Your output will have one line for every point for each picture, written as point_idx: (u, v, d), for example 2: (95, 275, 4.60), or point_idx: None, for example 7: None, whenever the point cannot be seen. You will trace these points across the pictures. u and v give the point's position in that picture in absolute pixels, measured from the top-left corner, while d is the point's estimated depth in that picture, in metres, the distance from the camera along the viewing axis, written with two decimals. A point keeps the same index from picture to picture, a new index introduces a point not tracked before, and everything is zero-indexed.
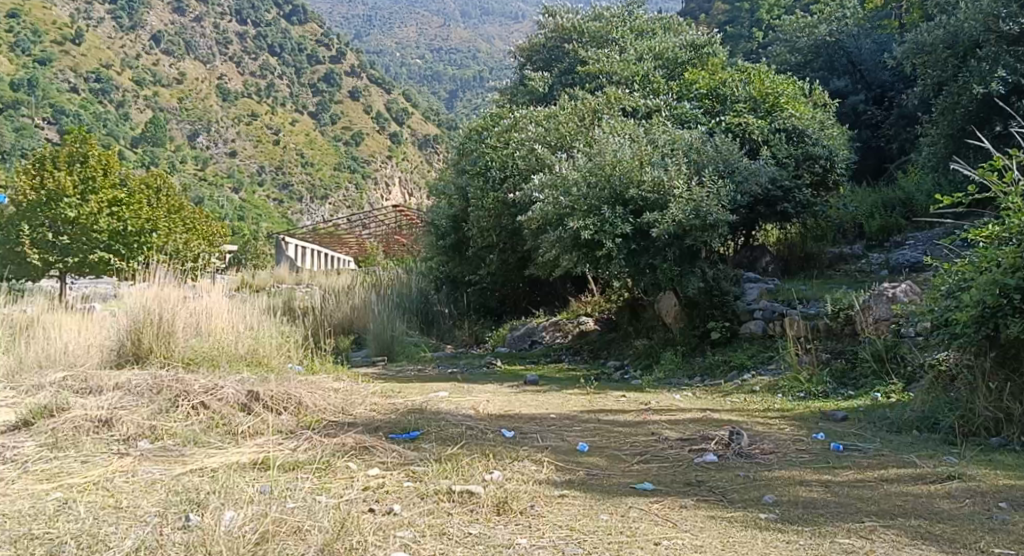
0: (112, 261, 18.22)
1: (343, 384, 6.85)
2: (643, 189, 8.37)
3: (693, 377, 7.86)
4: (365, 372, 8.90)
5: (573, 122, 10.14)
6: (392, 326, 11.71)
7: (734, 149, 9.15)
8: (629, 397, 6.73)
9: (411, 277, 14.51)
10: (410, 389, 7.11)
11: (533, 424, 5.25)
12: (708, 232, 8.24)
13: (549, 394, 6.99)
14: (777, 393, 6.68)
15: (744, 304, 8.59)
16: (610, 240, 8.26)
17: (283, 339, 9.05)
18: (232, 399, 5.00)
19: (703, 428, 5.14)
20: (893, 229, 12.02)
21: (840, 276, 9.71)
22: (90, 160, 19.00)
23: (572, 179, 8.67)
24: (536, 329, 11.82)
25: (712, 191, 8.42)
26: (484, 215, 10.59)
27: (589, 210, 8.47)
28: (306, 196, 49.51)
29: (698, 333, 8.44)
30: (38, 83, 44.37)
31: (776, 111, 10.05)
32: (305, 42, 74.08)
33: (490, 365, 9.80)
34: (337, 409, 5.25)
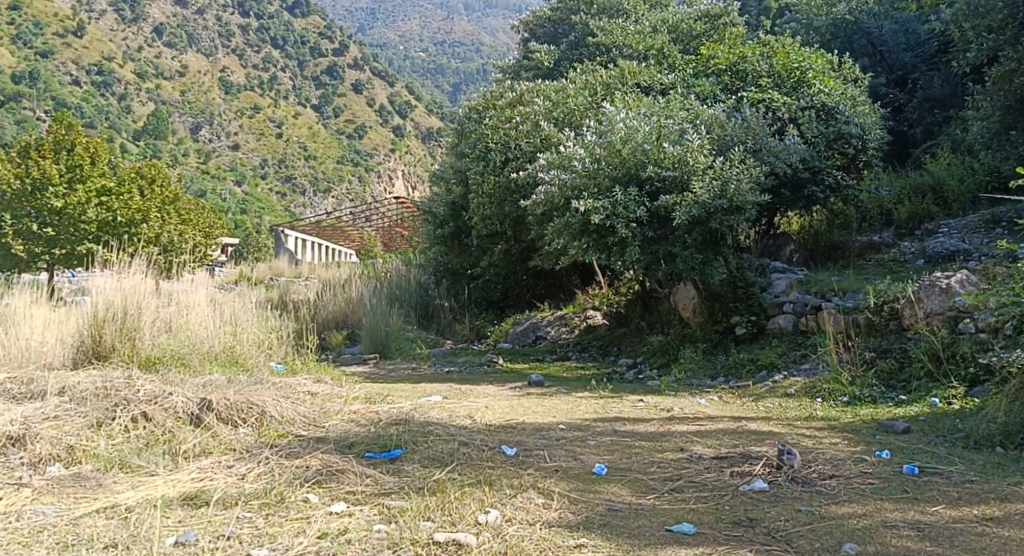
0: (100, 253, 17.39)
1: (322, 387, 6.04)
2: (662, 167, 7.59)
3: (716, 378, 7.07)
4: (354, 372, 8.09)
5: (581, 98, 9.33)
6: (387, 320, 10.93)
7: (760, 125, 8.33)
8: (648, 402, 5.91)
9: (410, 268, 13.73)
10: (399, 392, 6.31)
11: (537, 438, 4.45)
12: (733, 217, 7.45)
13: (556, 398, 6.20)
14: (815, 398, 5.89)
15: (771, 296, 7.77)
16: (622, 226, 7.46)
17: (265, 335, 8.24)
18: (179, 409, 4.18)
19: (740, 443, 4.34)
20: (924, 216, 11.20)
21: (873, 266, 8.90)
22: (77, 147, 18.23)
23: (579, 158, 7.87)
24: (540, 323, 11.03)
25: (738, 170, 7.62)
26: (486, 200, 9.79)
27: (600, 192, 7.68)
28: (309, 189, 48.73)
29: (721, 329, 7.64)
30: (39, 76, 43.76)
31: (802, 86, 9.18)
32: (307, 34, 73.24)
33: (491, 363, 8.99)
34: (307, 419, 4.45)
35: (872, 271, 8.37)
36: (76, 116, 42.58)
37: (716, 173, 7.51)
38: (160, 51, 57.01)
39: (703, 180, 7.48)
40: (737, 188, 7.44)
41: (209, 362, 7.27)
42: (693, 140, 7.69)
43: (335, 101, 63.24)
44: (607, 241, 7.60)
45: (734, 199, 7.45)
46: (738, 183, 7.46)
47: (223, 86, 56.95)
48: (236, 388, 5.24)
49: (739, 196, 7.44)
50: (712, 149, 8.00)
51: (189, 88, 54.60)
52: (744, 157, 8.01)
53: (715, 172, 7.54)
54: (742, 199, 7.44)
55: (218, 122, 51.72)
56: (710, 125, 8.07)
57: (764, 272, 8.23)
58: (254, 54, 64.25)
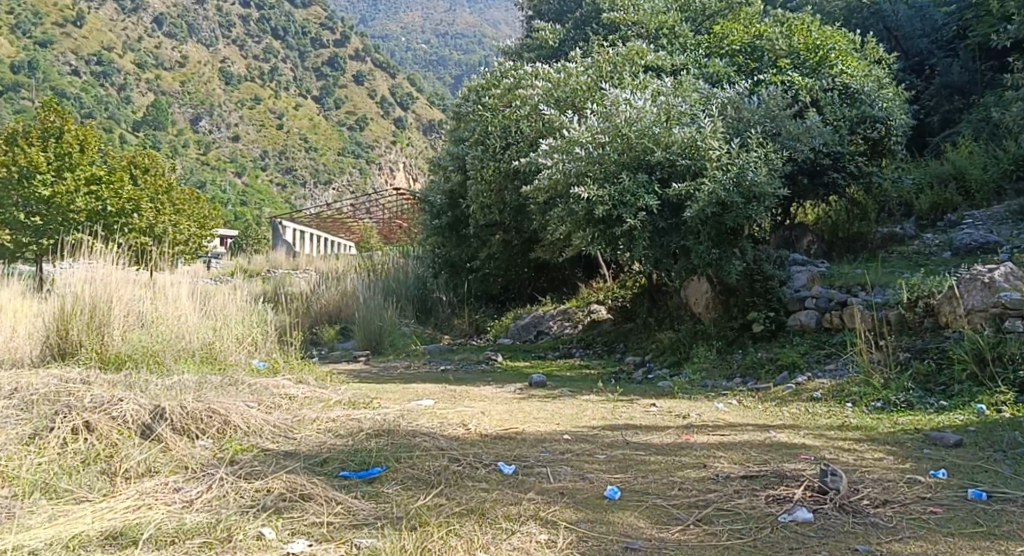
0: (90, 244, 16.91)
1: (302, 389, 5.51)
2: (673, 153, 7.05)
3: (732, 379, 6.57)
4: (343, 371, 7.56)
5: (587, 77, 8.73)
6: (381, 315, 10.43)
7: (780, 107, 7.75)
8: (660, 407, 5.38)
9: (408, 261, 13.20)
10: (389, 395, 5.78)
11: (539, 452, 3.91)
12: (751, 206, 6.91)
13: (560, 402, 5.67)
14: (845, 403, 5.37)
15: (790, 291, 7.24)
16: (630, 216, 6.91)
17: (247, 330, 7.68)
18: (128, 417, 3.62)
19: (770, 458, 3.82)
20: (947, 208, 10.65)
21: (897, 258, 8.37)
22: (66, 135, 17.62)
23: (584, 142, 7.31)
24: (542, 318, 10.51)
25: (757, 156, 7.06)
26: (484, 189, 9.26)
27: (606, 179, 7.14)
28: (309, 180, 48.19)
29: (737, 326, 7.13)
30: (38, 66, 43.38)
31: (823, 67, 8.65)
32: (308, 25, 72.48)
33: (489, 360, 8.47)
34: (278, 429, 3.91)
35: (898, 264, 7.83)
36: (75, 106, 42.20)
37: (733, 159, 6.96)
38: (161, 42, 56.54)
39: (718, 166, 6.93)
40: (756, 175, 6.89)
41: (182, 360, 6.76)
42: (708, 124, 7.12)
43: (337, 92, 62.54)
44: (614, 232, 7.06)
45: (752, 187, 6.90)
46: (757, 170, 6.91)
47: (223, 76, 56.42)
48: (206, 393, 4.70)
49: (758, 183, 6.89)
50: (727, 134, 7.44)
51: (189, 78, 54.06)
52: (762, 141, 7.45)
53: (731, 158, 6.98)
54: (761, 187, 6.89)
55: (219, 113, 51.19)
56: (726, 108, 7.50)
57: (783, 265, 7.70)
58: (254, 45, 63.63)
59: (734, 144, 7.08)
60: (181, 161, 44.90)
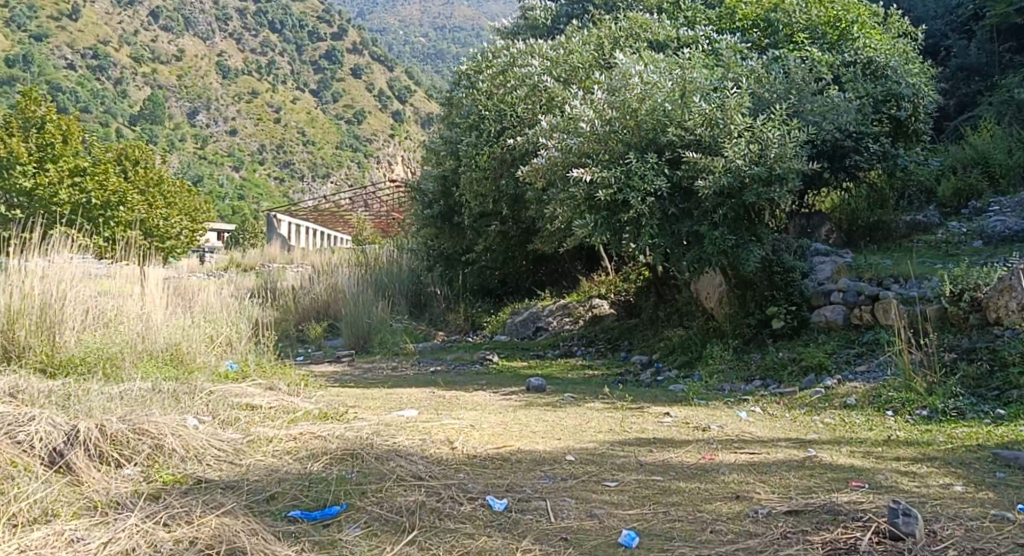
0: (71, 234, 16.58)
1: (268, 398, 4.86)
2: (685, 131, 6.40)
3: (751, 382, 5.95)
4: (322, 375, 6.87)
5: (587, 54, 8.07)
6: (369, 312, 9.80)
7: (805, 80, 7.19)
8: (676, 417, 4.75)
9: (402, 254, 12.54)
10: (367, 404, 5.13)
11: (537, 479, 3.26)
12: (772, 188, 6.25)
13: (562, 412, 5.03)
14: (885, 412, 4.73)
15: (813, 284, 6.62)
16: (638, 200, 6.26)
17: (213, 333, 6.95)
18: (35, 441, 2.97)
19: (817, 486, 3.18)
20: (972, 194, 9.95)
21: (925, 248, 7.71)
22: (47, 125, 17.81)
23: (587, 120, 6.67)
24: (541, 313, 9.87)
25: (781, 133, 6.39)
26: (479, 175, 8.63)
27: (612, 159, 6.52)
28: (309, 174, 46.26)
29: (755, 322, 6.52)
30: (33, 59, 42.88)
31: (845, 41, 8.19)
32: (305, 18, 71.51)
33: (484, 360, 7.83)
34: (224, 452, 3.26)
35: (928, 254, 7.18)
36: (70, 101, 41.70)
37: (753, 136, 6.30)
38: (157, 36, 56.00)
39: (736, 144, 6.27)
40: (780, 154, 6.22)
41: (143, 363, 6.14)
42: (726, 98, 6.45)
43: (335, 85, 61.29)
44: (620, 219, 6.42)
45: (774, 168, 6.23)
46: (781, 146, 6.25)
47: (219, 70, 55.68)
48: (152, 410, 4.06)
49: (781, 163, 6.23)
50: (749, 108, 6.83)
51: (184, 72, 53.45)
52: (784, 118, 6.81)
53: (751, 136, 6.32)
54: (786, 166, 6.23)
55: (216, 107, 50.46)
56: (746, 82, 6.84)
57: (804, 255, 7.05)
58: (252, 39, 62.77)
59: (756, 119, 6.39)
60: (177, 156, 44.29)
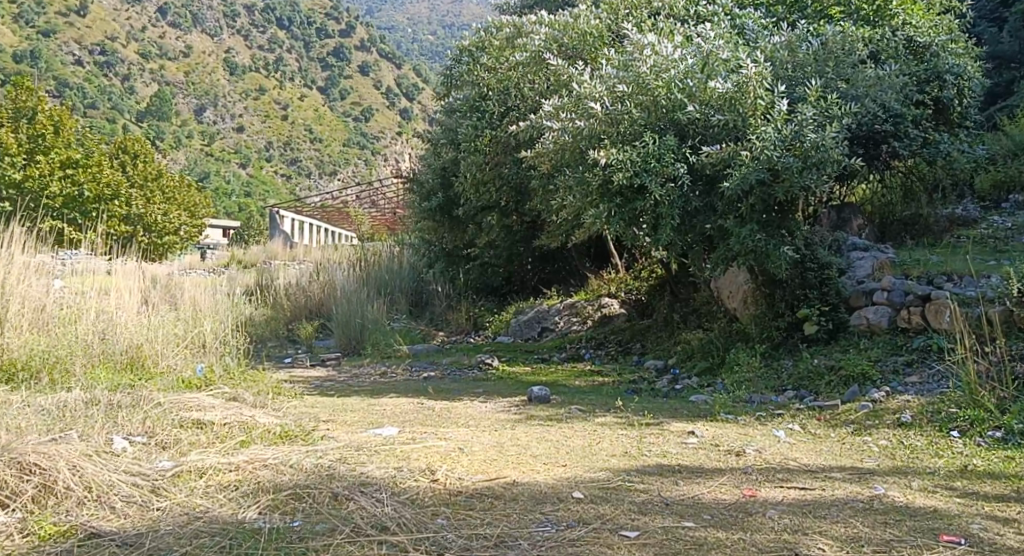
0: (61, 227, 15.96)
1: (224, 413, 4.15)
2: (707, 109, 5.69)
3: (783, 393, 5.26)
4: (302, 383, 6.13)
5: (597, 22, 7.34)
6: (364, 310, 9.08)
7: (842, 50, 6.41)
8: (703, 437, 4.05)
9: (403, 250, 11.83)
10: (341, 421, 4.42)
11: (536, 526, 2.57)
12: (807, 174, 5.40)
13: (569, 429, 4.34)
14: (950, 432, 4.02)
15: (851, 282, 5.92)
16: (656, 185, 5.55)
17: (180, 336, 6.21)
18: None
19: (895, 541, 2.49)
20: (1016, 186, 9.17)
21: (972, 243, 6.98)
22: (38, 116, 17.19)
23: (597, 97, 5.96)
24: (547, 313, 9.18)
25: (817, 115, 5.57)
26: (479, 163, 7.95)
27: (626, 140, 5.81)
28: (315, 170, 45.34)
29: (785, 325, 5.83)
30: (41, 55, 42.65)
31: (883, 16, 7.43)
32: (315, 15, 70.88)
33: (484, 364, 7.12)
34: (139, 491, 2.67)
35: (978, 250, 6.46)
36: (77, 96, 41.39)
37: (787, 115, 5.50)
38: (166, 32, 55.64)
39: (766, 124, 5.50)
40: (818, 140, 5.36)
41: (96, 368, 5.46)
42: (752, 69, 5.64)
43: (343, 80, 60.33)
44: (635, 208, 5.71)
45: (809, 154, 5.39)
46: (819, 131, 5.41)
47: (228, 66, 55.02)
48: (79, 431, 3.36)
49: (819, 149, 5.37)
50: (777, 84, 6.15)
51: (192, 69, 53.07)
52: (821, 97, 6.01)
53: (784, 116, 5.51)
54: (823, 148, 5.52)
55: (223, 103, 49.95)
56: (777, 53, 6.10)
57: (840, 250, 6.34)
58: (259, 35, 62.08)
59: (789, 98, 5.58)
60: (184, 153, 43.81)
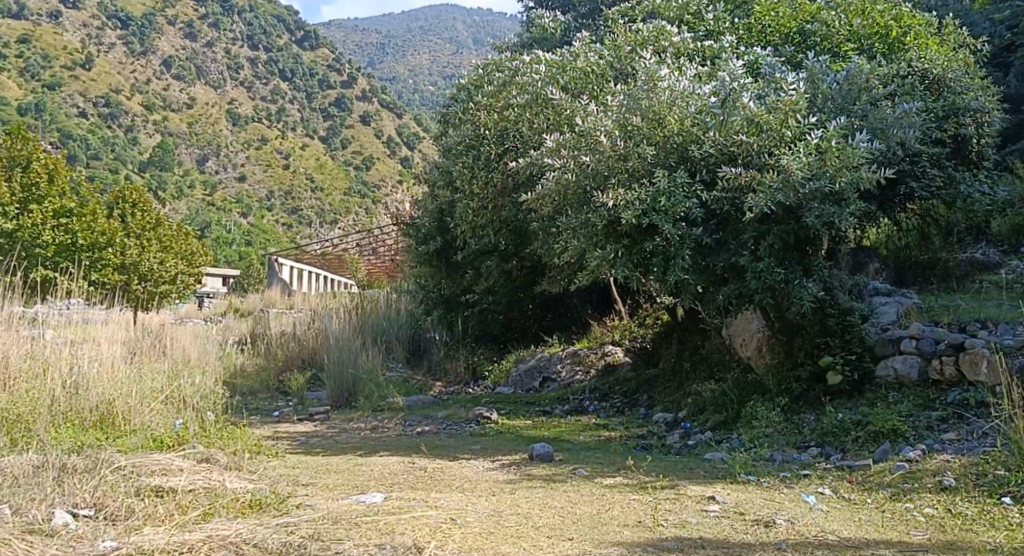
0: (53, 278, 15.55)
1: (189, 477, 3.75)
2: (722, 143, 5.36)
3: (806, 451, 4.85)
4: (285, 440, 5.70)
5: (599, 59, 7.15)
6: (356, 359, 8.65)
7: (866, 82, 6.01)
8: (724, 503, 3.65)
9: (400, 298, 11.44)
10: (321, 484, 4.01)
11: None
12: (832, 206, 5.06)
13: (575, 493, 3.93)
14: (1000, 499, 3.62)
15: (875, 329, 5.53)
16: (666, 225, 5.20)
17: (154, 392, 5.82)
18: None
19: None
20: None
21: (999, 287, 6.59)
22: (33, 164, 16.61)
23: (604, 132, 5.64)
24: (548, 362, 8.78)
25: (844, 141, 5.21)
26: (477, 207, 7.78)
27: (634, 177, 5.49)
28: (316, 219, 44.90)
29: (806, 376, 5.42)
30: (45, 107, 42.89)
31: (897, 51, 7.15)
32: (317, 67, 71.33)
33: (481, 417, 6.69)
34: None
35: (1008, 295, 6.07)
36: (80, 147, 41.50)
37: (812, 142, 5.16)
38: (169, 84, 56.07)
39: (792, 152, 5.19)
40: (844, 165, 5.04)
41: (61, 426, 5.06)
42: (783, 96, 5.39)
43: (344, 129, 60.23)
44: (643, 249, 5.35)
45: (836, 181, 5.05)
46: (847, 155, 5.07)
47: (230, 117, 55.18)
48: (19, 508, 3.03)
49: (847, 175, 5.04)
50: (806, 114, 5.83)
51: (195, 119, 53.30)
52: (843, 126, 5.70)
53: (810, 144, 5.19)
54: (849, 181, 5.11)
55: (225, 153, 50.05)
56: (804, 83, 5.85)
57: (861, 295, 5.96)
58: (262, 86, 62.34)
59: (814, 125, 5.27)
60: (185, 203, 43.76)
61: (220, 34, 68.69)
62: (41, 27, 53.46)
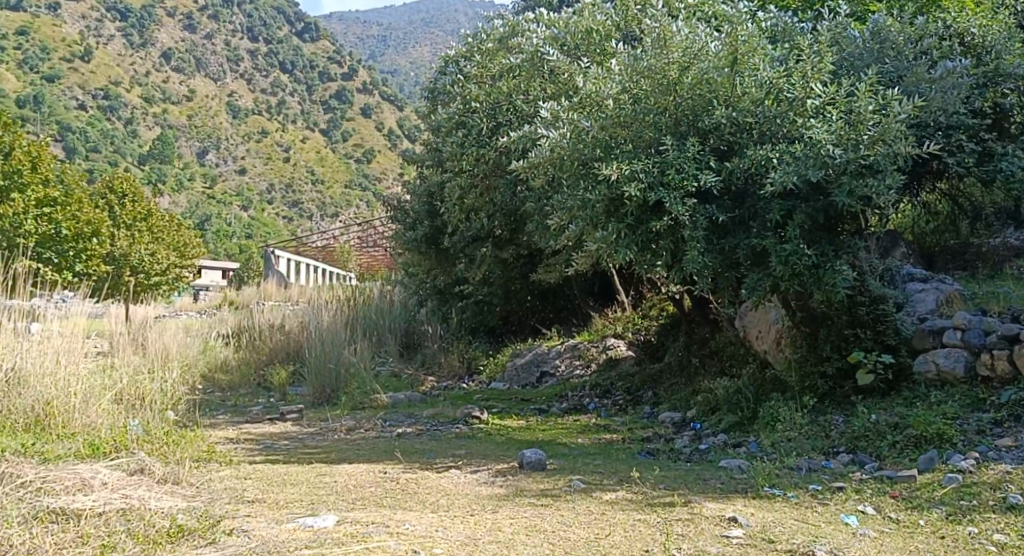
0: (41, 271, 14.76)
1: (103, 495, 3.14)
2: (742, 107, 4.72)
3: (837, 457, 4.23)
4: (246, 444, 5.07)
5: (604, 18, 6.47)
6: (338, 352, 8.02)
7: (902, 36, 5.31)
8: (748, 527, 3.02)
9: (395, 290, 10.79)
10: (266, 502, 3.40)
11: None
12: (865, 179, 4.43)
13: (574, 512, 3.30)
14: None
15: (910, 319, 4.92)
16: (675, 202, 4.58)
17: (103, 391, 5.18)
18: None
19: None
20: None
21: None
22: (15, 152, 15.79)
23: (606, 95, 5.01)
24: (546, 356, 8.19)
25: (881, 106, 4.54)
26: (466, 185, 7.14)
27: (640, 148, 4.86)
28: (316, 212, 44.08)
29: (832, 373, 4.83)
30: (44, 99, 42.42)
31: (931, 12, 6.47)
32: (319, 60, 70.50)
33: (470, 416, 6.06)
34: None
35: None
36: (79, 140, 41.07)
37: (840, 102, 4.55)
38: (169, 77, 55.52)
39: (820, 121, 4.53)
40: (879, 133, 4.39)
41: None
42: (808, 55, 4.71)
43: (345, 122, 59.27)
44: (650, 229, 4.74)
45: (869, 152, 4.42)
46: (882, 123, 4.41)
47: (230, 109, 54.45)
48: None
49: (883, 145, 4.39)
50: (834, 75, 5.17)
51: (195, 112, 52.72)
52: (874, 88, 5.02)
53: (838, 107, 4.55)
54: (888, 153, 4.43)
55: (225, 146, 49.43)
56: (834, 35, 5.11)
57: (894, 281, 5.33)
58: (263, 79, 61.66)
59: (845, 86, 4.61)
60: (185, 196, 43.20)
61: (221, 27, 68.13)
62: (41, 20, 53.11)
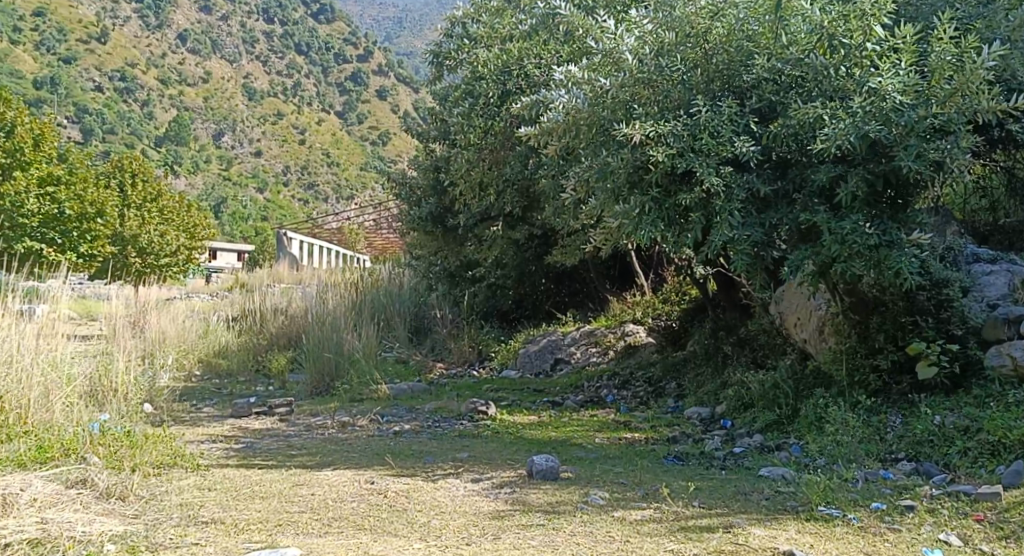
0: (41, 253, 14.19)
1: (17, 519, 2.57)
2: (787, 57, 4.11)
3: (899, 464, 3.64)
4: (223, 444, 4.51)
5: None
6: (337, 337, 7.46)
7: None
8: None
9: (402, 272, 10.19)
10: (223, 523, 2.84)
11: None
12: (936, 141, 3.81)
13: (602, 543, 2.70)
14: None
15: (978, 306, 4.32)
16: (709, 169, 3.98)
17: (68, 384, 4.62)
18: None
19: None
20: None
21: None
22: (18, 128, 14.94)
23: (628, 50, 4.41)
24: (561, 343, 7.60)
25: (957, 56, 3.90)
26: (474, 157, 6.52)
27: (668, 110, 4.26)
28: (332, 194, 43.24)
29: (887, 366, 4.24)
30: (61, 80, 42.02)
31: None
32: (335, 42, 69.77)
33: (477, 409, 5.48)
34: None
35: None
36: (96, 122, 40.67)
37: (908, 50, 3.91)
38: (184, 58, 54.94)
39: (884, 73, 3.89)
40: (955, 87, 3.76)
41: None
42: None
43: (361, 104, 58.54)
44: (680, 202, 4.14)
45: (942, 109, 3.80)
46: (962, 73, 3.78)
47: (245, 91, 53.89)
48: None
49: (958, 102, 3.78)
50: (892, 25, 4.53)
51: (210, 94, 52.23)
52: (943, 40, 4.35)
53: (906, 56, 3.91)
54: (964, 109, 3.81)
55: (240, 128, 48.86)
56: None
57: (956, 262, 4.71)
58: (278, 61, 61.03)
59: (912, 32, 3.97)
60: None
61: (236, 8, 67.55)
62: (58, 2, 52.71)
